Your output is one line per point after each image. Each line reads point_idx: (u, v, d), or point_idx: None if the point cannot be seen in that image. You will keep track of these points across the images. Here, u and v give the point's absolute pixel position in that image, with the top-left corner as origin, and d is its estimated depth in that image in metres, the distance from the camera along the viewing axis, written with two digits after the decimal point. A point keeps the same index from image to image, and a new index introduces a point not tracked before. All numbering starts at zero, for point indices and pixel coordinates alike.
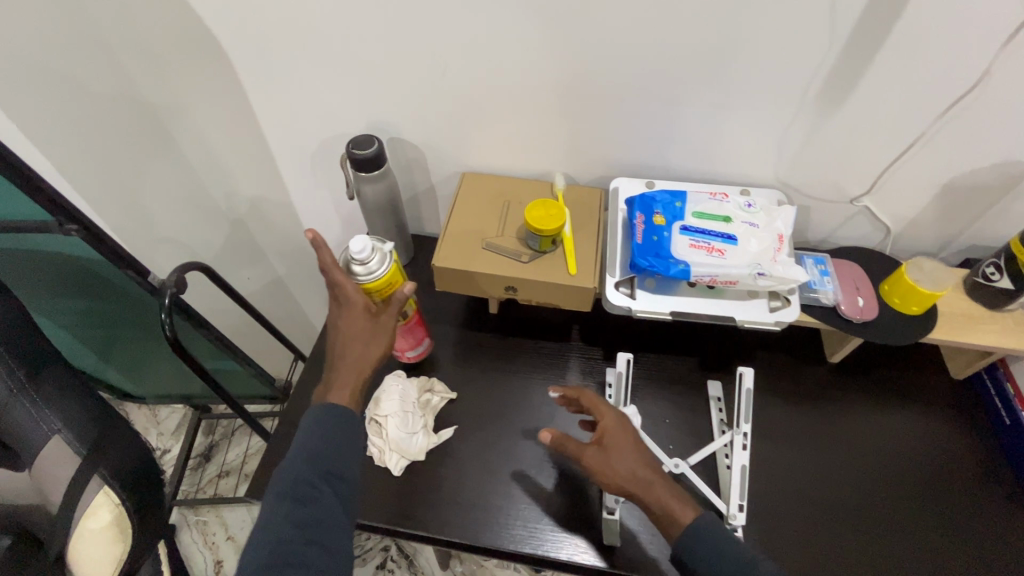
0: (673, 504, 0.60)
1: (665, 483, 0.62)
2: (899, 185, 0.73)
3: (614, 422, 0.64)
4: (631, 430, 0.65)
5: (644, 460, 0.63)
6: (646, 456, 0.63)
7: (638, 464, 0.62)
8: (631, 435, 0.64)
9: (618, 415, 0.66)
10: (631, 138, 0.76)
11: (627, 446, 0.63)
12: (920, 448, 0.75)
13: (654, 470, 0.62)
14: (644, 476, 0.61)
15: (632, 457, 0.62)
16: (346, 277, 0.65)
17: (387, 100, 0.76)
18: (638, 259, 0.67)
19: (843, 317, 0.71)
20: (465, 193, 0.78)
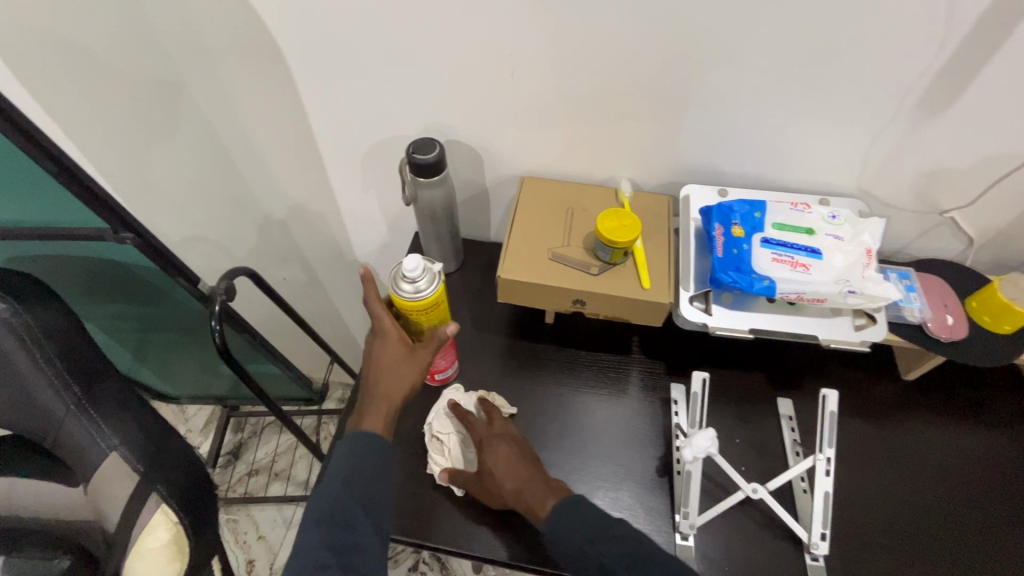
0: (535, 501, 0.63)
1: (530, 485, 0.64)
2: (993, 196, 0.69)
3: (488, 444, 0.68)
4: (504, 445, 0.68)
5: (511, 469, 0.66)
6: (518, 464, 0.66)
7: (505, 477, 0.65)
8: (501, 451, 0.67)
9: (495, 437, 0.69)
10: (706, 142, 0.71)
11: (498, 461, 0.66)
12: (1005, 472, 0.71)
13: (523, 476, 0.65)
14: (512, 485, 0.65)
15: (500, 471, 0.65)
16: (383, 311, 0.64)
17: (447, 102, 0.73)
18: (719, 274, 0.63)
19: (930, 336, 0.67)
20: (527, 199, 0.74)
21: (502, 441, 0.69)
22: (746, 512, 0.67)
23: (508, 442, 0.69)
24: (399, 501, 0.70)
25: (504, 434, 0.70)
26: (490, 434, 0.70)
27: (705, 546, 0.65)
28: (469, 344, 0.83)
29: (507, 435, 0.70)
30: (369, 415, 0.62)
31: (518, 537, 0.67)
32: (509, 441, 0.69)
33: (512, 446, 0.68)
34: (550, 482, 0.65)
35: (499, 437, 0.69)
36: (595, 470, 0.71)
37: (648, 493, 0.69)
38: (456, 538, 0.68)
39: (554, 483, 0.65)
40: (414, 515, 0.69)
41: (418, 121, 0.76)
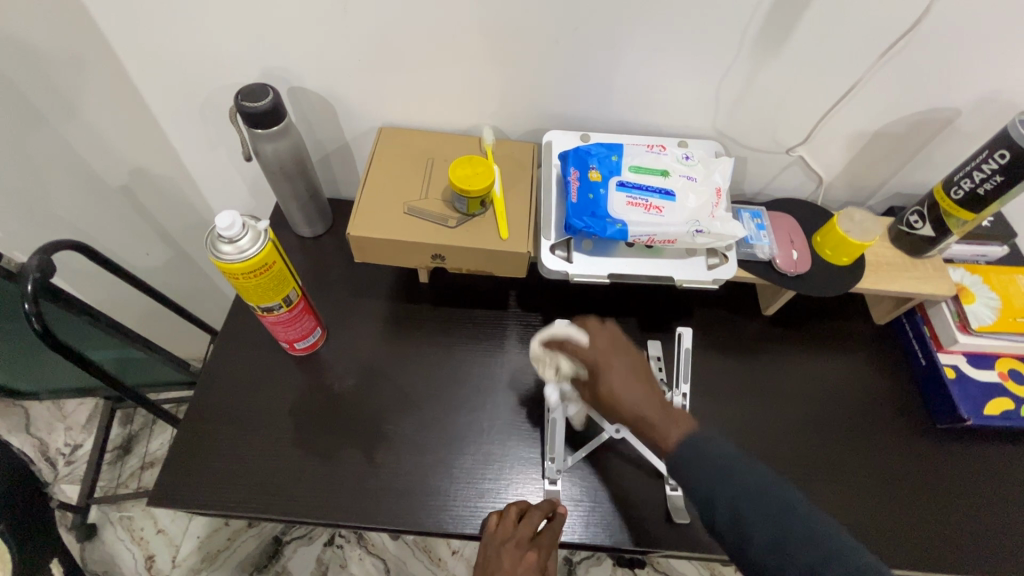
0: (659, 435, 0.54)
1: (650, 415, 0.55)
2: (832, 134, 0.72)
3: (600, 363, 0.57)
4: (620, 363, 0.57)
5: (624, 392, 0.56)
6: (635, 392, 0.56)
7: (622, 406, 0.56)
8: (617, 373, 0.57)
9: (608, 359, 0.58)
10: (563, 86, 0.69)
11: (613, 375, 0.57)
12: (845, 391, 0.77)
13: (636, 404, 0.55)
14: (631, 412, 0.56)
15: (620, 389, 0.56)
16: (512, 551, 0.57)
17: (281, 43, 0.65)
18: (574, 219, 0.62)
19: (778, 272, 0.71)
20: (383, 152, 0.70)
21: (617, 366, 0.57)
22: (611, 453, 0.69)
23: (627, 365, 0.57)
24: (263, 479, 0.66)
25: (616, 350, 0.59)
26: (602, 355, 0.58)
27: (573, 489, 0.67)
28: (341, 310, 0.78)
29: (617, 346, 0.59)
30: None
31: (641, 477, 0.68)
32: (628, 358, 0.58)
33: (626, 368, 0.57)
34: (671, 412, 0.55)
35: (616, 352, 0.58)
36: (468, 425, 0.70)
37: (516, 443, 0.70)
38: (323, 512, 0.64)
39: (675, 411, 0.55)
40: (282, 489, 0.65)
41: (256, 67, 0.69)
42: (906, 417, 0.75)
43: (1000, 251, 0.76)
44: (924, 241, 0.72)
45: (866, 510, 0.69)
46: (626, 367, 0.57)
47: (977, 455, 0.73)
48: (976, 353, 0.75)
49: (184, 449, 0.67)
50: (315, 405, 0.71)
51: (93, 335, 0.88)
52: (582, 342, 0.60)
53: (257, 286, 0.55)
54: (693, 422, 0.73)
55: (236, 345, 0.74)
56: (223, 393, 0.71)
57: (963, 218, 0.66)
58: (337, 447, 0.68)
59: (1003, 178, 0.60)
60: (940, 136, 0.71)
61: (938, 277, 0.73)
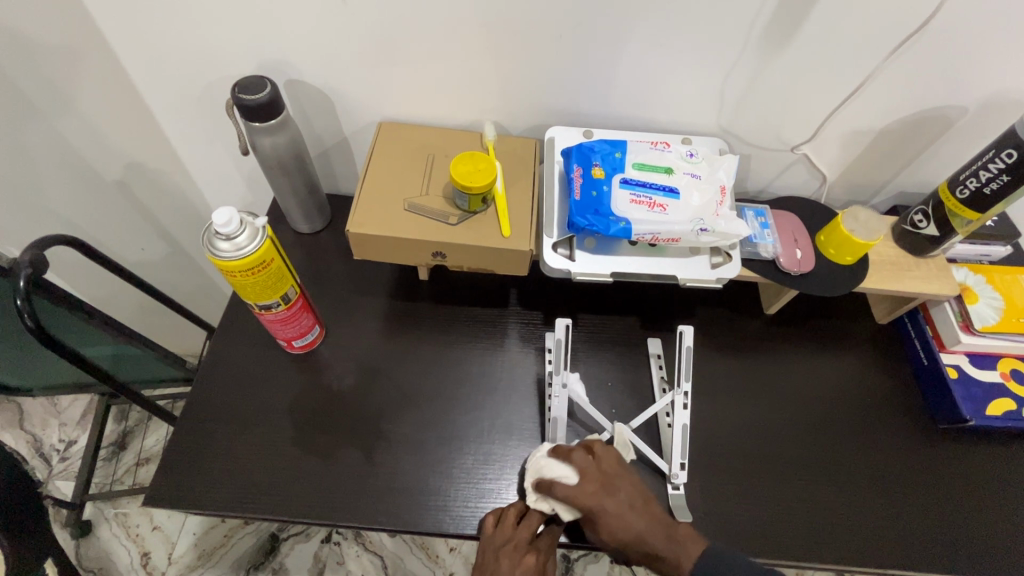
0: (671, 563, 0.54)
1: (656, 545, 0.54)
2: (837, 132, 0.72)
3: (593, 509, 0.56)
4: (613, 502, 0.56)
5: (625, 533, 0.55)
6: (634, 523, 0.55)
7: (628, 544, 0.55)
8: (611, 515, 0.56)
9: (602, 504, 0.56)
10: (566, 82, 0.68)
11: (615, 531, 0.56)
12: (847, 391, 0.77)
13: (643, 538, 0.55)
14: (640, 552, 0.55)
15: (626, 538, 0.55)
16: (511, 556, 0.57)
17: (277, 34, 0.64)
18: (576, 217, 0.61)
19: (782, 271, 0.70)
20: (383, 147, 0.69)
21: (613, 506, 0.56)
22: None
23: (621, 505, 0.56)
24: (261, 478, 0.65)
25: (608, 489, 0.57)
26: (594, 496, 0.57)
27: None
28: (339, 307, 0.77)
29: (608, 481, 0.58)
30: None
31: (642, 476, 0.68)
32: (620, 491, 0.57)
33: (622, 505, 0.56)
34: (675, 532, 0.55)
35: (608, 491, 0.57)
36: (468, 425, 0.70)
37: (517, 443, 0.69)
38: (321, 512, 0.64)
39: (683, 533, 0.55)
40: (280, 489, 0.64)
41: (253, 59, 0.67)
42: (907, 417, 0.75)
43: (1003, 251, 0.76)
44: (928, 241, 0.72)
45: (867, 510, 0.69)
46: (620, 509, 0.56)
47: (977, 455, 0.73)
48: (978, 354, 0.74)
49: (180, 448, 0.66)
50: (312, 404, 0.70)
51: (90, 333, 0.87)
52: (571, 484, 0.58)
53: (255, 284, 0.54)
54: (694, 421, 0.72)
55: (232, 343, 0.73)
56: (220, 391, 0.70)
57: (968, 218, 0.66)
58: (334, 446, 0.67)
59: (1010, 178, 0.60)
60: (946, 134, 0.70)
61: (942, 277, 0.72)
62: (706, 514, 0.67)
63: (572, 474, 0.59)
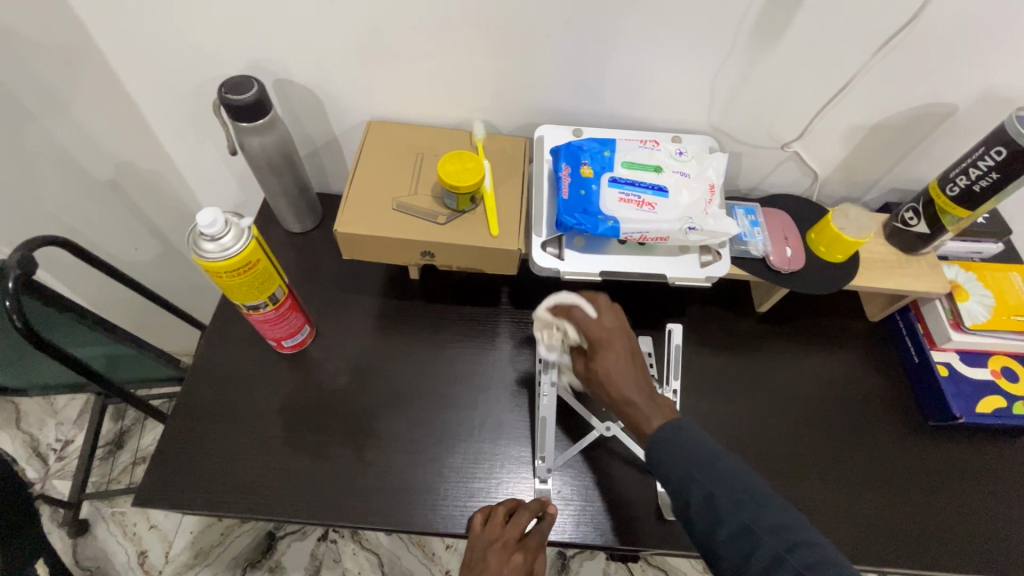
0: (640, 421, 0.56)
1: (635, 397, 0.56)
2: (828, 129, 0.71)
3: (600, 337, 0.58)
4: (620, 345, 0.58)
5: (619, 372, 0.57)
6: (628, 371, 0.57)
7: (612, 383, 0.57)
8: (614, 357, 0.57)
9: (612, 334, 0.58)
10: (555, 79, 0.68)
11: (611, 354, 0.58)
12: (838, 389, 0.77)
13: (626, 390, 0.56)
14: (618, 394, 0.57)
15: (614, 380, 0.57)
16: (497, 554, 0.57)
17: (266, 33, 0.63)
18: (565, 216, 0.61)
19: (772, 269, 0.70)
20: (372, 147, 0.69)
21: (617, 344, 0.58)
22: (601, 451, 0.69)
23: (624, 344, 0.58)
24: (251, 477, 0.65)
25: (620, 331, 0.59)
26: (604, 333, 0.58)
27: (563, 487, 0.67)
28: (330, 307, 0.77)
29: (623, 329, 0.59)
30: None
31: (632, 475, 0.68)
32: (629, 341, 0.59)
33: (624, 350, 0.58)
34: (658, 400, 0.56)
35: (621, 333, 0.59)
36: (459, 423, 0.70)
37: (507, 442, 0.69)
38: (310, 511, 0.64)
39: (662, 400, 0.57)
40: (271, 488, 0.64)
41: (241, 58, 0.67)
42: (898, 414, 0.75)
43: (995, 248, 0.76)
44: (919, 238, 0.72)
45: (857, 508, 0.69)
46: (624, 364, 0.57)
47: (967, 452, 0.73)
48: (969, 351, 0.74)
49: (171, 449, 0.66)
50: (304, 404, 0.70)
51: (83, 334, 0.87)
52: (590, 316, 0.59)
53: (241, 284, 0.54)
54: (685, 419, 0.72)
55: (224, 343, 0.73)
56: (211, 391, 0.70)
57: (958, 215, 0.66)
58: (325, 446, 0.67)
59: (999, 175, 0.60)
60: (937, 131, 0.70)
61: (933, 275, 0.72)
62: None
63: (595, 308, 0.60)
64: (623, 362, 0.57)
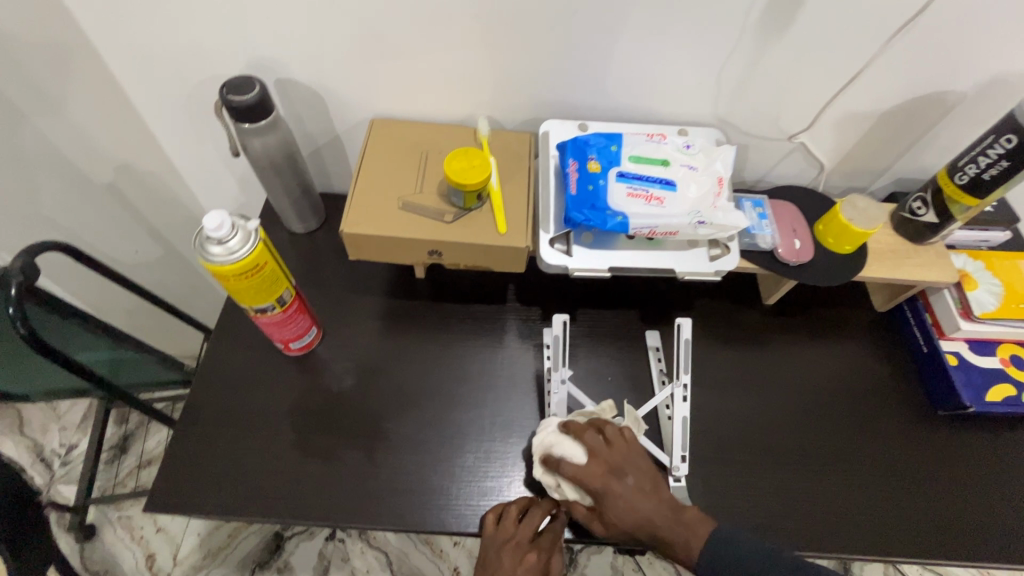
0: (679, 550, 0.56)
1: (661, 531, 0.56)
2: (835, 119, 0.71)
3: (600, 491, 0.57)
4: (623, 488, 0.57)
5: (631, 518, 0.57)
6: (640, 509, 0.57)
7: (631, 531, 0.57)
8: (618, 501, 0.57)
9: (610, 480, 0.57)
10: (559, 73, 0.67)
11: (615, 503, 0.57)
12: (847, 380, 0.77)
13: (649, 532, 0.56)
14: (645, 538, 0.57)
15: (631, 527, 0.57)
16: (511, 555, 0.57)
17: (265, 31, 0.62)
18: (573, 212, 0.61)
19: (780, 261, 0.70)
20: (376, 145, 0.68)
21: (619, 488, 0.57)
22: None
23: (625, 484, 0.57)
24: (262, 481, 0.65)
25: (617, 473, 0.58)
26: (603, 481, 0.57)
27: None
28: (336, 307, 0.77)
29: (618, 466, 0.58)
30: None
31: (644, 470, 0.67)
32: (630, 477, 0.58)
33: (628, 490, 0.57)
34: (683, 518, 0.57)
35: (619, 476, 0.58)
36: (469, 422, 0.70)
37: (518, 440, 0.69)
38: (322, 512, 0.64)
39: (688, 520, 0.57)
40: (282, 491, 0.64)
41: (241, 58, 0.66)
42: (908, 404, 0.75)
43: (1003, 236, 0.75)
44: (927, 228, 0.71)
45: (869, 498, 0.69)
46: (631, 502, 0.57)
47: (977, 440, 0.73)
48: (978, 340, 0.74)
49: (181, 454, 0.65)
50: (313, 405, 0.69)
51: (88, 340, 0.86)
52: (580, 466, 0.59)
53: (248, 287, 0.53)
54: (694, 413, 0.72)
55: (230, 346, 0.73)
56: (219, 395, 0.69)
57: (967, 204, 0.65)
58: (336, 447, 0.67)
59: (1010, 163, 0.59)
60: (944, 119, 0.70)
61: (942, 264, 0.72)
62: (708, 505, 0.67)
63: (584, 456, 0.59)
64: (632, 502, 0.57)
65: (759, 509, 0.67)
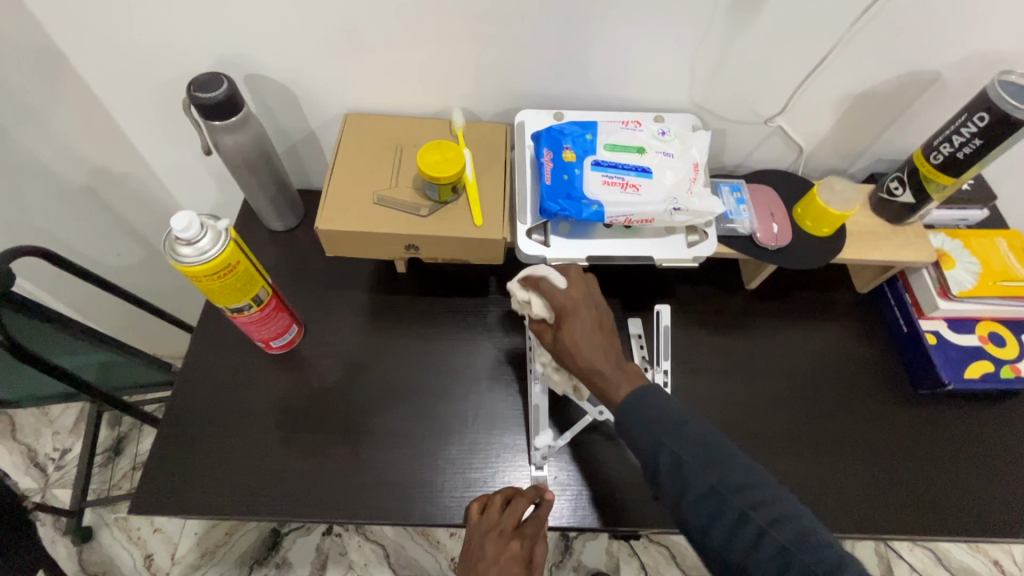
0: (608, 389, 0.55)
1: (602, 366, 0.55)
2: (811, 102, 0.71)
3: (569, 309, 0.57)
4: (589, 314, 0.57)
5: (587, 345, 0.56)
6: (596, 340, 0.56)
7: (579, 353, 0.56)
8: (581, 326, 0.56)
9: (581, 304, 0.57)
10: (533, 63, 0.67)
11: (578, 325, 0.56)
12: (828, 361, 0.77)
13: (594, 362, 0.55)
14: (585, 366, 0.56)
15: (581, 353, 0.56)
16: (494, 542, 0.57)
17: (232, 27, 0.61)
18: (548, 202, 0.61)
19: (759, 246, 0.70)
20: (350, 140, 0.67)
21: (585, 313, 0.57)
22: (595, 436, 0.69)
23: (591, 312, 0.57)
24: (247, 479, 0.65)
25: (587, 300, 0.58)
26: (572, 301, 0.57)
27: (558, 474, 0.67)
28: (318, 304, 0.77)
29: (589, 298, 0.59)
30: None
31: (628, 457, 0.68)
32: (596, 309, 0.58)
33: (590, 319, 0.57)
34: (627, 367, 0.56)
35: (588, 304, 0.58)
36: (453, 415, 0.70)
37: (502, 431, 0.69)
38: (308, 508, 0.64)
39: (630, 368, 0.56)
40: (267, 488, 0.64)
41: (210, 56, 0.65)
42: (888, 383, 0.76)
43: (980, 214, 0.76)
44: (905, 208, 0.71)
45: (849, 477, 0.70)
46: (592, 335, 0.56)
47: (956, 417, 0.74)
48: (956, 318, 0.75)
49: (165, 455, 0.65)
50: (297, 402, 0.70)
51: (74, 347, 0.86)
52: (557, 285, 0.58)
53: (222, 287, 0.53)
54: (677, 399, 0.73)
55: (212, 346, 0.73)
56: (202, 395, 0.69)
57: (943, 183, 0.66)
58: (320, 443, 0.67)
59: (983, 142, 0.60)
60: (920, 99, 0.70)
61: (919, 244, 0.72)
62: None
63: (562, 278, 0.59)
64: (591, 333, 0.56)
65: None
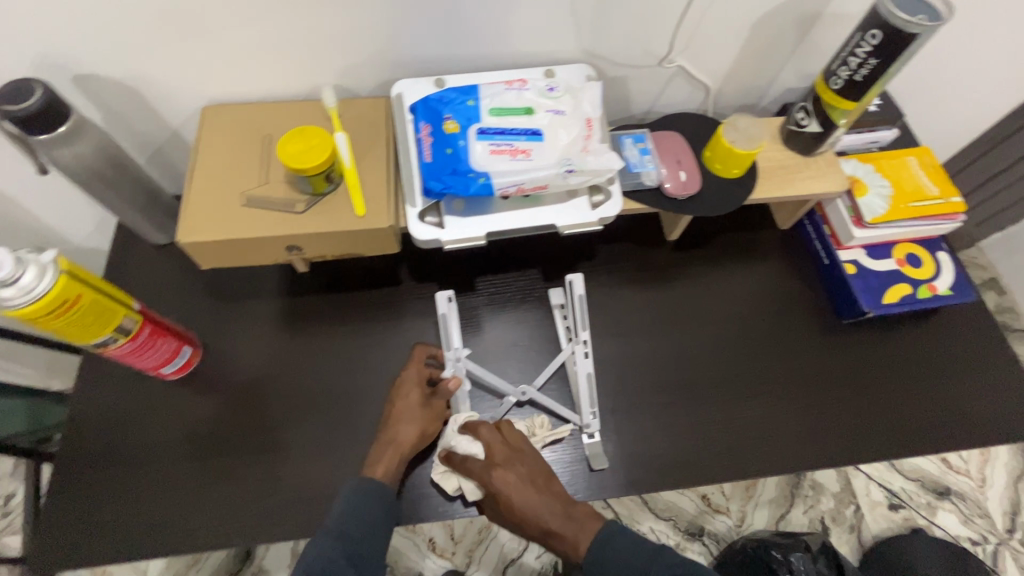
0: (568, 550, 0.57)
1: (549, 524, 0.57)
2: (707, 37, 0.66)
3: (495, 482, 0.59)
4: (515, 478, 0.59)
5: (523, 503, 0.58)
6: (532, 499, 0.58)
7: (523, 518, 0.58)
8: (512, 487, 0.58)
9: (504, 472, 0.59)
10: (400, 27, 0.60)
11: (511, 492, 0.58)
12: (754, 303, 0.76)
13: (542, 525, 0.57)
14: (534, 527, 0.58)
15: (523, 516, 0.58)
16: (412, 372, 0.65)
17: (39, 26, 0.53)
18: (431, 180, 0.56)
19: (668, 198, 0.67)
20: (210, 135, 0.60)
21: (513, 479, 0.59)
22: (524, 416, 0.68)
23: (521, 476, 0.59)
24: (164, 517, 0.61)
25: (511, 464, 0.60)
26: (497, 471, 0.59)
27: None
28: (219, 318, 0.71)
29: (512, 458, 0.60)
30: (375, 461, 0.60)
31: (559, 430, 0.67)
32: (520, 468, 0.60)
33: (522, 479, 0.59)
34: (575, 515, 0.58)
35: (513, 467, 0.60)
36: (376, 416, 0.67)
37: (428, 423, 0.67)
38: (235, 534, 0.61)
39: (580, 514, 0.58)
40: (187, 521, 0.61)
41: (22, 62, 0.56)
42: (815, 316, 0.76)
43: (890, 135, 0.75)
44: (813, 139, 0.69)
45: (784, 417, 0.70)
46: (529, 493, 0.58)
47: (881, 340, 0.75)
48: (873, 244, 0.74)
49: (71, 506, 0.61)
50: (207, 427, 0.65)
51: None
52: (475, 458, 0.60)
53: (66, 323, 0.48)
54: (606, 364, 0.71)
55: (104, 382, 0.67)
56: (101, 437, 0.64)
57: (847, 109, 0.63)
58: (239, 466, 0.63)
59: (878, 61, 0.57)
60: (819, 21, 0.66)
61: (831, 173, 0.70)
62: (629, 451, 0.67)
63: (477, 448, 0.61)
64: (522, 497, 0.58)
65: (679, 445, 0.68)
